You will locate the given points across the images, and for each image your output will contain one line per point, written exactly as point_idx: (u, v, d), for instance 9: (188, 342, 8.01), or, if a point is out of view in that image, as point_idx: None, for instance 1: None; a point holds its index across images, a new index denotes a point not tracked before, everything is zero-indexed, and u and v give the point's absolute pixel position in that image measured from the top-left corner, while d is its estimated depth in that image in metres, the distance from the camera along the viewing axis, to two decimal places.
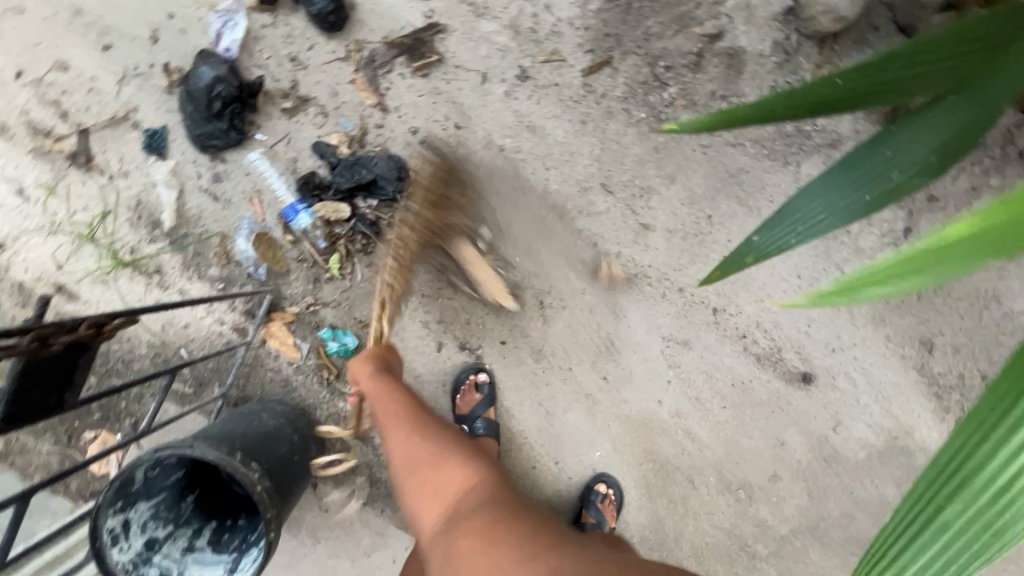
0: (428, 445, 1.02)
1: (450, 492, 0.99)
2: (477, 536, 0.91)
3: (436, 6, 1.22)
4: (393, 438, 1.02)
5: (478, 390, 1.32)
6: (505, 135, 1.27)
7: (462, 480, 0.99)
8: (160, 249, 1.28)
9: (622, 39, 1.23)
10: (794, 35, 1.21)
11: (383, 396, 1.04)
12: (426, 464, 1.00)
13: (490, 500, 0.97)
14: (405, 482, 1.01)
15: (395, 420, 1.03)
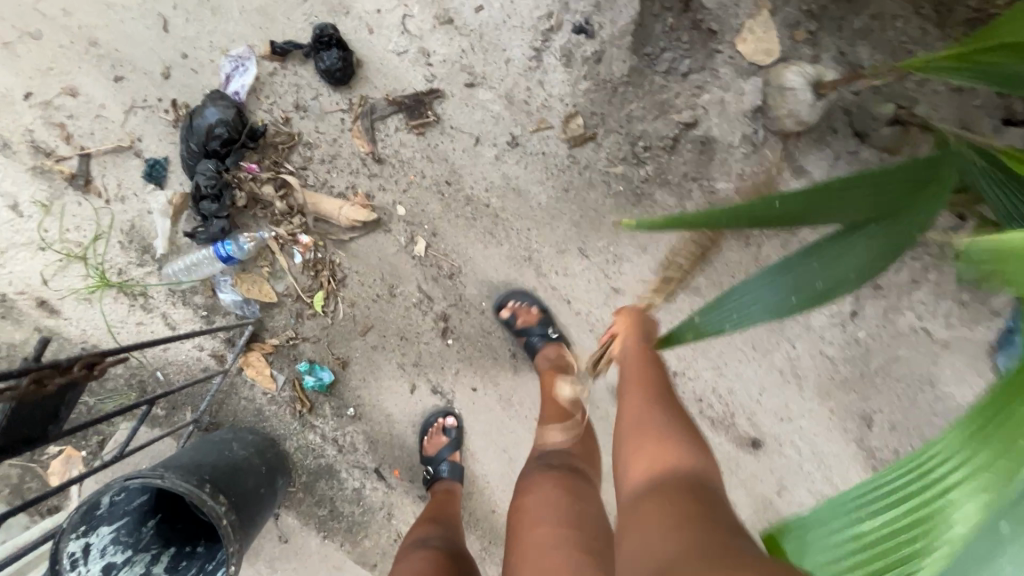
0: (654, 412, 0.89)
1: (659, 462, 0.79)
2: (665, 498, 0.72)
3: (438, 70, 1.31)
4: (631, 399, 0.94)
5: (445, 433, 1.36)
6: (492, 194, 1.34)
7: (677, 454, 0.80)
8: (149, 274, 1.31)
9: (607, 118, 1.33)
10: (762, 130, 1.32)
11: (636, 352, 1.01)
12: (632, 403, 0.93)
13: (702, 487, 0.73)
14: (621, 440, 0.90)
15: (636, 370, 0.98)
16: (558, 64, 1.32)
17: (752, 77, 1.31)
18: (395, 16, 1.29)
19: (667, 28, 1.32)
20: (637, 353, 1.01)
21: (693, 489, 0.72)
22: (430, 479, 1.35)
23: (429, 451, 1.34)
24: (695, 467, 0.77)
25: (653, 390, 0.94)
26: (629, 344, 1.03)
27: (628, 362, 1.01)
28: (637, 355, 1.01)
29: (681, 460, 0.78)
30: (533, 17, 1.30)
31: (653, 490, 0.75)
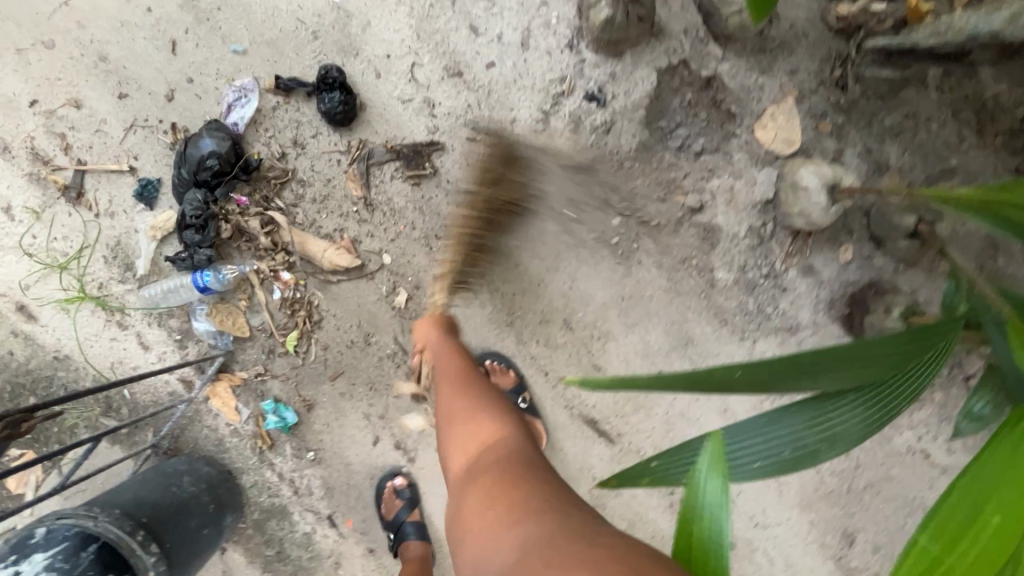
0: (461, 380, 1.04)
1: (469, 449, 0.93)
2: (487, 482, 0.86)
3: (442, 123, 1.28)
4: (444, 393, 1.03)
5: (398, 496, 1.33)
6: (480, 254, 1.31)
7: (495, 436, 0.94)
8: (127, 292, 1.30)
9: (609, 191, 1.29)
10: (771, 223, 1.26)
11: (444, 353, 1.11)
12: (459, 408, 1.00)
13: (508, 464, 0.88)
14: (442, 435, 1.01)
15: (455, 376, 1.05)
16: (565, 130, 1.28)
17: (766, 167, 1.25)
18: (405, 64, 1.26)
19: (684, 104, 1.26)
20: (450, 354, 1.11)
21: (500, 459, 0.89)
22: (394, 545, 1.33)
23: (388, 516, 1.32)
24: (505, 439, 0.93)
25: (462, 365, 1.08)
26: (434, 347, 1.13)
27: (444, 366, 1.08)
28: (443, 355, 1.11)
29: (496, 435, 0.94)
30: (545, 79, 1.26)
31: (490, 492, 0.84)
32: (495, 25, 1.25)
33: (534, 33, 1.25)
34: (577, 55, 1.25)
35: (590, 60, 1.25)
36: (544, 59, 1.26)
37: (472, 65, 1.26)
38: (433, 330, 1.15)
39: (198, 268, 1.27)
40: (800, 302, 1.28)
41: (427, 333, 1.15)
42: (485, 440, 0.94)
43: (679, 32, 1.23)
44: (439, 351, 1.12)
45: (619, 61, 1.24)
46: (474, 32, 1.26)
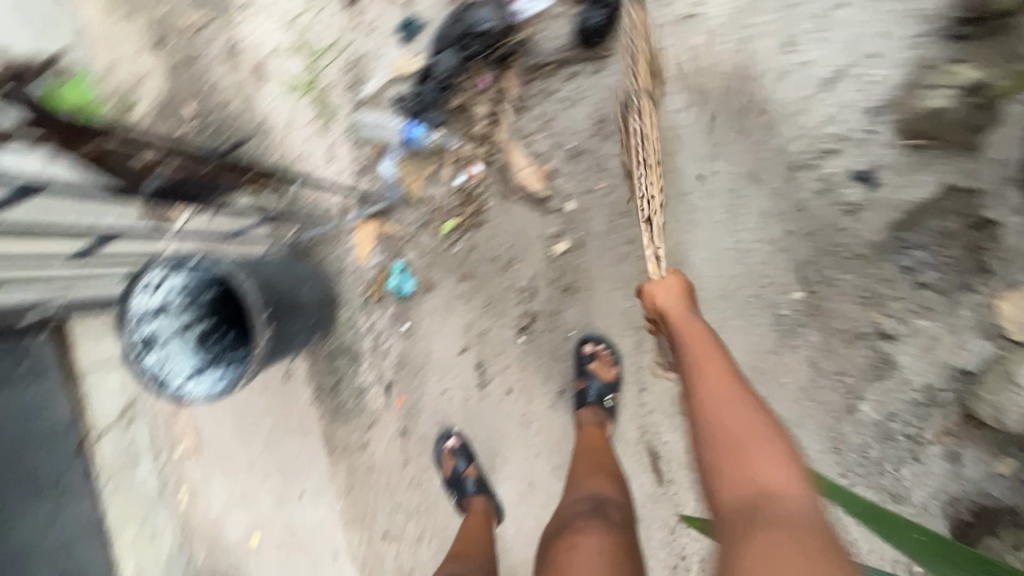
0: (729, 382, 0.87)
1: (756, 486, 0.76)
2: (781, 537, 0.68)
3: (698, 116, 1.23)
4: (707, 391, 0.87)
5: (452, 455, 1.40)
6: (654, 252, 1.28)
7: (773, 478, 0.76)
8: (345, 104, 1.37)
9: (812, 267, 1.21)
10: (951, 392, 1.15)
11: (705, 342, 0.92)
12: (724, 421, 0.83)
13: (810, 529, 0.69)
14: (704, 443, 0.84)
15: (717, 376, 0.87)
16: (809, 188, 1.19)
17: (986, 339, 1.13)
18: (701, 42, 1.21)
19: (945, 231, 1.14)
20: (709, 346, 0.92)
21: (779, 512, 0.72)
22: (460, 500, 1.38)
23: (448, 476, 1.39)
24: (807, 501, 0.74)
25: (721, 359, 0.90)
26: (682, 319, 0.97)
27: (705, 359, 0.90)
28: (700, 337, 0.93)
29: (771, 475, 0.76)
30: (824, 129, 1.17)
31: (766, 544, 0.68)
32: (812, 51, 1.16)
33: (844, 79, 1.15)
34: (871, 125, 1.15)
35: (882, 137, 1.15)
36: (837, 110, 1.16)
37: (763, 77, 1.19)
38: (680, 307, 0.99)
39: (413, 121, 1.31)
40: (921, 478, 1.20)
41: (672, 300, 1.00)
42: (778, 485, 0.75)
43: (995, 160, 1.09)
44: (688, 328, 0.95)
45: (909, 155, 1.14)
46: (786, 47, 1.17)
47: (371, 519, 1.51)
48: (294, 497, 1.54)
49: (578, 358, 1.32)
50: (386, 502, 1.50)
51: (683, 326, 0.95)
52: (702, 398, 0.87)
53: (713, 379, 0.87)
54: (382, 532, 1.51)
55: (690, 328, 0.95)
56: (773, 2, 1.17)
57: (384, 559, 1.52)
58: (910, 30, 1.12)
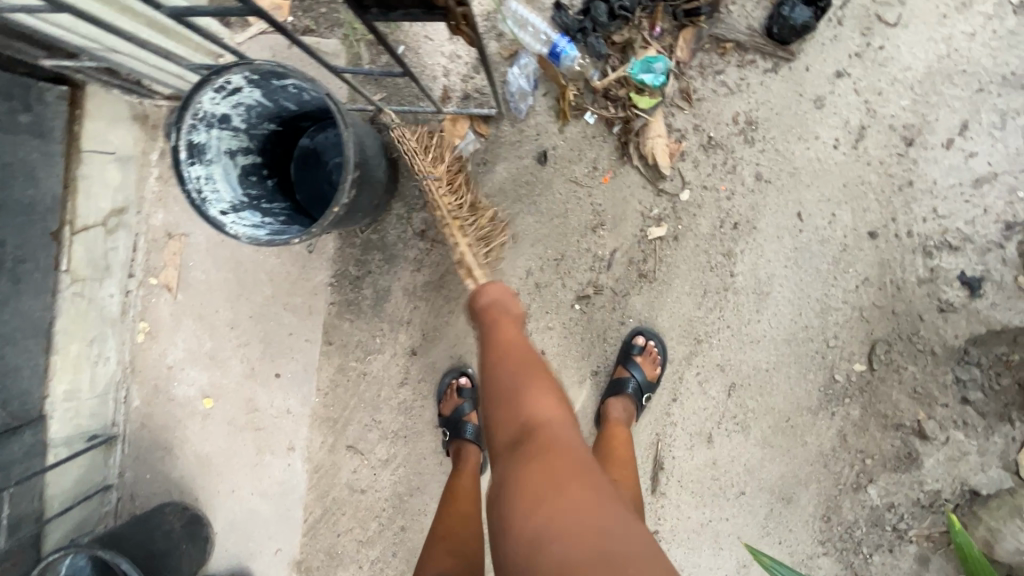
0: (573, 447, 0.75)
1: (541, 432, 0.76)
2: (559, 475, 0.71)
3: (848, 159, 1.17)
4: (496, 372, 0.84)
5: (458, 394, 1.31)
6: (744, 274, 1.23)
7: (558, 420, 0.78)
8: None
9: (884, 347, 1.21)
10: (952, 504, 1.20)
11: (555, 420, 0.78)
12: (544, 499, 0.69)
13: (571, 469, 0.72)
14: (491, 404, 0.83)
15: (556, 452, 0.73)
16: (917, 272, 1.18)
17: (1004, 469, 1.18)
18: (884, 88, 1.15)
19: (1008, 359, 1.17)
20: (540, 411, 0.78)
21: (555, 441, 0.75)
22: (450, 442, 1.31)
23: (447, 413, 1.31)
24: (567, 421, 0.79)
25: (538, 426, 0.77)
26: (493, 329, 0.88)
27: (542, 426, 0.77)
28: (547, 422, 0.77)
29: (615, 530, 0.67)
30: (957, 224, 1.15)
31: (549, 458, 0.73)
32: (980, 143, 1.13)
33: (995, 183, 1.13)
34: (1000, 238, 1.14)
35: (1007, 253, 1.14)
36: (976, 210, 1.14)
37: (926, 148, 1.15)
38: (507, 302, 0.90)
39: (566, 36, 1.19)
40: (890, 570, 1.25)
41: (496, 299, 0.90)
42: (561, 432, 0.77)
43: None
44: (511, 385, 0.82)
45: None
46: (960, 129, 1.13)
47: (342, 426, 1.40)
48: (267, 376, 1.39)
49: (627, 346, 1.25)
50: (365, 414, 1.40)
51: (520, 371, 0.83)
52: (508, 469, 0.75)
53: (503, 355, 0.85)
54: (349, 442, 1.41)
55: (526, 376, 0.82)
56: (969, 80, 1.13)
57: (339, 469, 1.42)
58: None
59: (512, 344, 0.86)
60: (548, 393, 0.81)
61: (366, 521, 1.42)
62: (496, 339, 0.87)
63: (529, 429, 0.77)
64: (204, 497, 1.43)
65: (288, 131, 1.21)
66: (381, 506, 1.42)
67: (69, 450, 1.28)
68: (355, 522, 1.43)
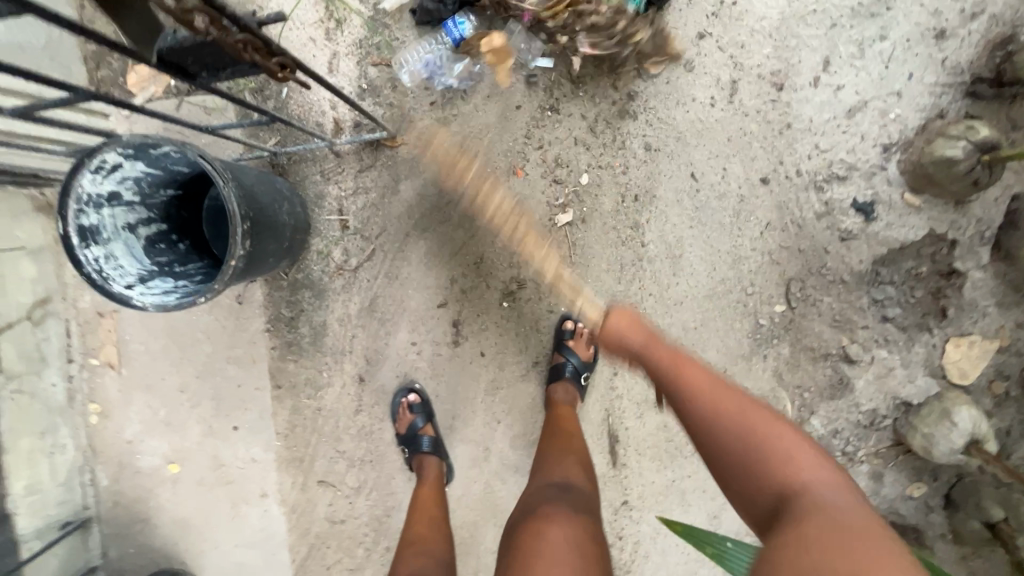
0: (836, 507, 0.68)
1: (799, 475, 0.72)
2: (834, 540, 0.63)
3: (728, 113, 1.21)
4: (728, 403, 0.82)
5: (410, 410, 1.34)
6: (655, 242, 1.27)
7: (813, 473, 0.73)
8: (360, 15, 1.25)
9: (798, 284, 1.26)
10: (890, 419, 1.26)
11: (822, 483, 0.71)
12: (815, 554, 0.63)
13: (850, 526, 0.65)
14: (714, 456, 0.80)
15: (824, 517, 0.66)
16: (813, 208, 1.23)
17: (929, 377, 1.24)
18: (745, 40, 1.19)
19: (914, 272, 1.23)
20: (802, 480, 0.72)
21: (823, 500, 0.69)
22: (412, 458, 1.33)
23: (404, 431, 1.33)
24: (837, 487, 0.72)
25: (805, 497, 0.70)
26: (661, 350, 0.92)
27: (805, 498, 0.70)
28: (810, 484, 0.71)
29: None
30: (840, 154, 1.20)
31: (817, 521, 0.66)
32: (845, 75, 1.18)
33: (867, 110, 1.18)
34: (882, 160, 1.19)
35: (890, 173, 1.19)
36: (853, 139, 1.19)
37: (796, 90, 1.19)
38: (641, 333, 0.95)
39: (454, 20, 1.21)
40: None
41: (624, 328, 0.95)
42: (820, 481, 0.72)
43: (976, 218, 1.19)
44: (737, 436, 0.78)
45: (911, 197, 1.19)
46: (823, 65, 1.18)
47: (310, 462, 1.43)
48: (226, 431, 1.42)
49: (559, 333, 1.32)
50: (330, 447, 1.43)
51: (740, 418, 0.80)
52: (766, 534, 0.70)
53: (738, 398, 0.82)
54: (319, 477, 1.44)
55: (761, 436, 0.77)
56: (822, 18, 1.17)
57: (315, 505, 1.45)
58: (940, 76, 1.16)
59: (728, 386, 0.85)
60: (808, 462, 0.74)
61: (352, 549, 1.46)
62: (677, 380, 0.88)
63: (790, 499, 0.71)
64: (189, 558, 1.45)
65: (192, 192, 1.23)
66: (363, 531, 1.45)
67: (42, 541, 1.30)
68: (342, 552, 1.46)
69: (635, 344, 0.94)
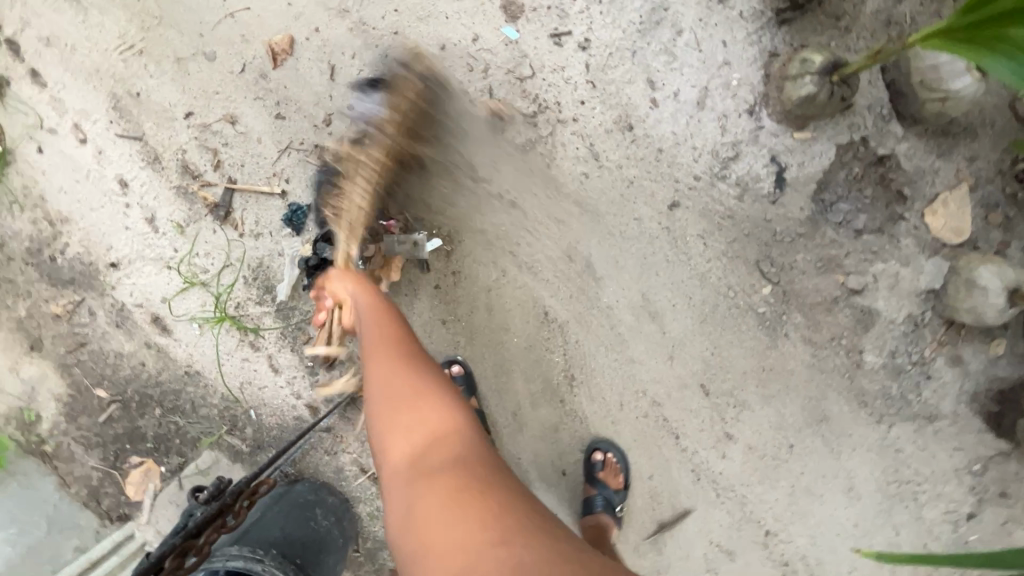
0: (461, 449, 0.84)
1: (427, 428, 0.86)
2: (454, 494, 0.77)
3: (605, 175, 1.25)
4: (377, 367, 0.94)
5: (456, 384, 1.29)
6: (627, 311, 1.29)
7: (456, 431, 0.86)
8: (266, 314, 1.30)
9: (768, 260, 1.26)
10: (929, 311, 1.24)
11: (456, 431, 0.86)
12: (440, 525, 0.75)
13: (482, 484, 0.79)
14: (376, 411, 0.91)
15: (464, 471, 0.80)
16: (730, 194, 1.24)
17: (934, 255, 1.22)
18: (575, 112, 1.23)
19: (853, 180, 1.23)
20: (437, 427, 0.86)
21: (464, 464, 0.82)
22: None
23: None
24: (466, 436, 0.86)
25: (438, 437, 0.85)
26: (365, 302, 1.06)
27: (465, 465, 0.82)
28: (446, 433, 0.85)
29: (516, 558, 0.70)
30: (719, 140, 1.22)
31: (454, 483, 0.79)
32: (672, 79, 1.21)
33: (712, 93, 1.20)
34: (755, 123, 1.20)
35: (769, 127, 1.20)
36: (719, 123, 1.21)
37: (644, 118, 1.22)
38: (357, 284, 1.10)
39: None
40: (943, 391, 1.28)
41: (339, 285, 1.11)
42: (463, 443, 0.85)
43: (867, 107, 1.20)
44: (388, 399, 0.90)
45: (801, 133, 1.20)
46: (650, 85, 1.21)
47: None
48: None
49: (589, 466, 1.29)
50: None
51: (416, 385, 0.91)
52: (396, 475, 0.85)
53: (400, 364, 0.93)
54: None
55: (415, 394, 0.90)
56: (620, 54, 1.20)
57: None
58: (747, 27, 1.18)
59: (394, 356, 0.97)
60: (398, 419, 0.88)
61: None
62: (376, 344, 0.97)
63: (445, 458, 0.82)
64: None
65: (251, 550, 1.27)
66: None
67: None
68: None
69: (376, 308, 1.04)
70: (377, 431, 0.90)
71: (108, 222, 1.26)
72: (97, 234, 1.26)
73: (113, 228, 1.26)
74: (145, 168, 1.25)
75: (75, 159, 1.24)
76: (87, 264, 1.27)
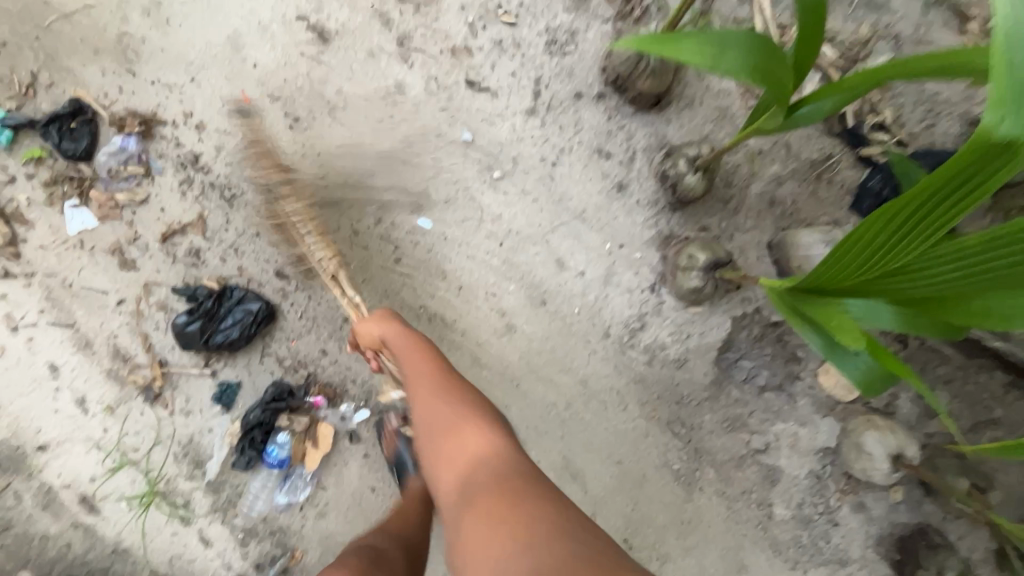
0: (506, 471, 0.83)
1: (467, 453, 0.87)
2: (489, 505, 0.77)
3: (522, 343, 1.32)
4: (417, 394, 0.98)
5: None
6: (549, 471, 1.35)
7: (487, 447, 0.87)
8: (195, 488, 1.31)
9: (678, 420, 1.33)
10: (828, 465, 1.32)
11: (491, 446, 0.88)
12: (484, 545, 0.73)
13: (520, 488, 0.78)
14: (426, 436, 0.94)
15: (515, 487, 0.79)
16: (640, 361, 1.32)
17: (827, 413, 1.32)
18: (491, 287, 1.31)
19: (750, 346, 1.32)
20: (481, 449, 0.87)
21: (512, 483, 0.80)
22: None
23: None
24: (500, 446, 0.88)
25: (480, 461, 0.85)
26: (393, 336, 1.07)
27: (506, 481, 0.80)
28: (487, 453, 0.86)
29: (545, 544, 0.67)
30: (626, 312, 1.31)
31: (503, 494, 0.78)
32: (580, 258, 1.31)
33: (616, 271, 1.31)
34: (657, 298, 1.31)
35: (670, 302, 1.30)
36: (624, 296, 1.31)
37: (557, 293, 1.31)
38: (393, 325, 1.09)
39: (270, 446, 1.29)
40: (850, 538, 1.34)
41: (376, 326, 1.10)
42: (504, 454, 0.86)
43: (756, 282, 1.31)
44: (434, 421, 0.93)
45: (697, 307, 1.31)
46: (560, 265, 1.31)
47: None
48: None
49: None
50: None
51: (471, 412, 0.94)
52: (457, 507, 0.81)
53: (430, 389, 0.97)
54: None
55: (453, 417, 0.93)
56: (530, 236, 1.30)
57: None
58: (645, 214, 1.30)
59: (442, 385, 0.98)
60: (511, 451, 0.88)
61: None
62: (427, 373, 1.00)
63: (494, 478, 0.82)
64: None
65: None
66: None
67: None
68: None
69: (404, 338, 1.06)
70: (431, 455, 0.92)
71: (38, 407, 1.28)
72: (25, 418, 1.28)
73: (42, 412, 1.28)
74: (75, 352, 1.28)
75: (6, 348, 1.27)
76: (16, 449, 1.29)
